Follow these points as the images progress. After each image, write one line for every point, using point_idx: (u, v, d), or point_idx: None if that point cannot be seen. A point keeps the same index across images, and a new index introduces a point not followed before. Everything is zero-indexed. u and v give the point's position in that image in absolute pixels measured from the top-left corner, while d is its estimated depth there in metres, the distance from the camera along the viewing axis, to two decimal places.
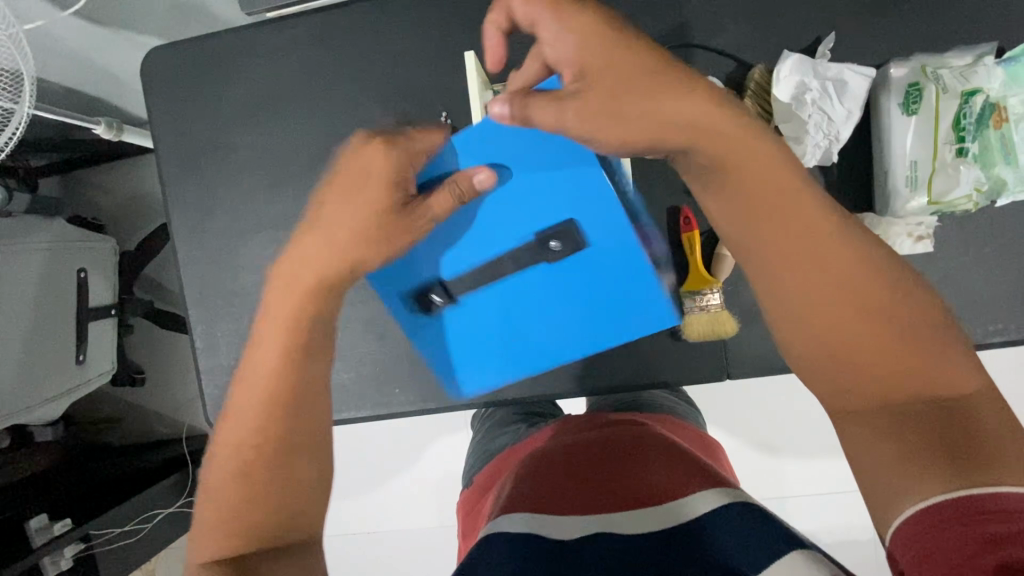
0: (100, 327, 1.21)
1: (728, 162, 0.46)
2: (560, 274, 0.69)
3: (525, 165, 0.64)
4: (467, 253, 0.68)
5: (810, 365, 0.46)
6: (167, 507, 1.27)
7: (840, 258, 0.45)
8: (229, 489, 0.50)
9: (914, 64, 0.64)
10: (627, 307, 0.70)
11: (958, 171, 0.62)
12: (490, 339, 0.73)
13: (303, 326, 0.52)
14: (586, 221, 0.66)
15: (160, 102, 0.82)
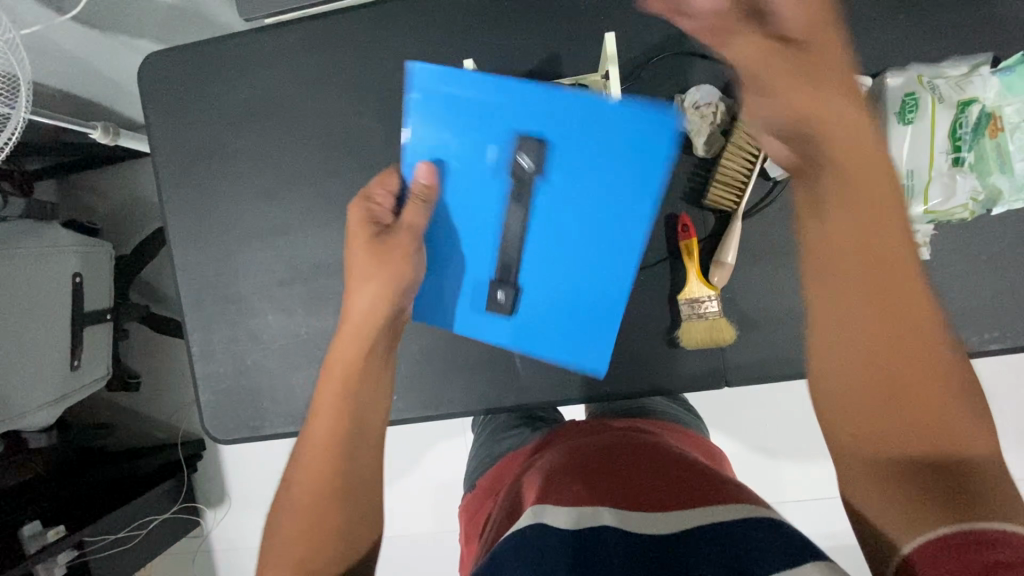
0: (94, 331, 1.20)
1: (825, 139, 0.51)
2: (559, 199, 0.70)
3: (459, 123, 0.69)
4: (484, 231, 0.73)
5: (839, 390, 0.46)
6: (161, 515, 1.28)
7: (900, 292, 0.46)
8: (303, 508, 0.58)
9: (910, 73, 0.64)
10: (632, 182, 0.69)
11: (953, 181, 0.62)
12: (555, 304, 0.74)
13: (363, 360, 0.65)
14: (530, 128, 0.68)
15: (158, 107, 0.82)
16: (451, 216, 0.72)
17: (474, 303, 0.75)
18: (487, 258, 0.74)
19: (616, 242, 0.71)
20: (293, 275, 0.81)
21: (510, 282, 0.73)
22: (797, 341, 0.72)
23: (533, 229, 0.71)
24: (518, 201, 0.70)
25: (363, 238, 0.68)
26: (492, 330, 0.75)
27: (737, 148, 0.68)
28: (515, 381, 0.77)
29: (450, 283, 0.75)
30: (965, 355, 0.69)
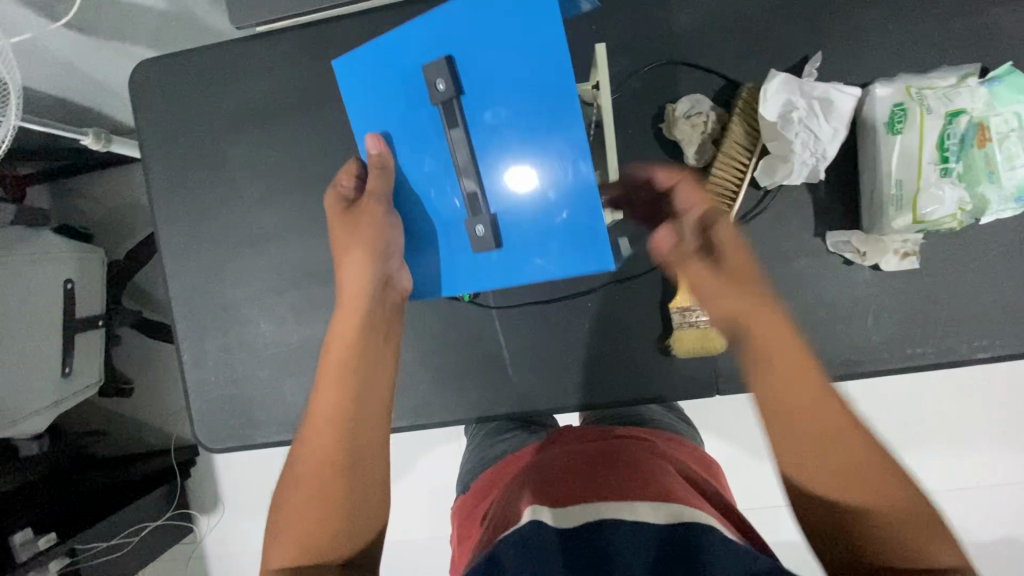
0: (86, 338, 1.20)
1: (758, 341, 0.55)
2: (483, 105, 0.57)
3: (368, 85, 0.62)
4: (438, 171, 0.61)
5: (819, 530, 0.50)
6: (156, 520, 1.27)
7: (853, 442, 0.50)
8: (302, 495, 0.58)
9: (899, 85, 0.65)
10: (545, 67, 0.55)
11: (942, 191, 0.62)
12: (544, 226, 0.58)
13: (359, 348, 0.63)
14: (435, 52, 0.58)
15: (150, 115, 0.82)
16: (407, 178, 0.62)
17: (457, 247, 0.61)
18: (452, 197, 0.60)
19: (559, 129, 0.55)
20: (285, 283, 0.80)
21: (479, 212, 0.58)
22: None
23: (478, 147, 0.58)
24: (453, 122, 0.57)
25: (342, 222, 0.65)
26: (487, 273, 0.60)
27: (728, 157, 0.69)
28: (507, 390, 0.77)
29: (428, 241, 0.62)
30: (955, 362, 0.70)
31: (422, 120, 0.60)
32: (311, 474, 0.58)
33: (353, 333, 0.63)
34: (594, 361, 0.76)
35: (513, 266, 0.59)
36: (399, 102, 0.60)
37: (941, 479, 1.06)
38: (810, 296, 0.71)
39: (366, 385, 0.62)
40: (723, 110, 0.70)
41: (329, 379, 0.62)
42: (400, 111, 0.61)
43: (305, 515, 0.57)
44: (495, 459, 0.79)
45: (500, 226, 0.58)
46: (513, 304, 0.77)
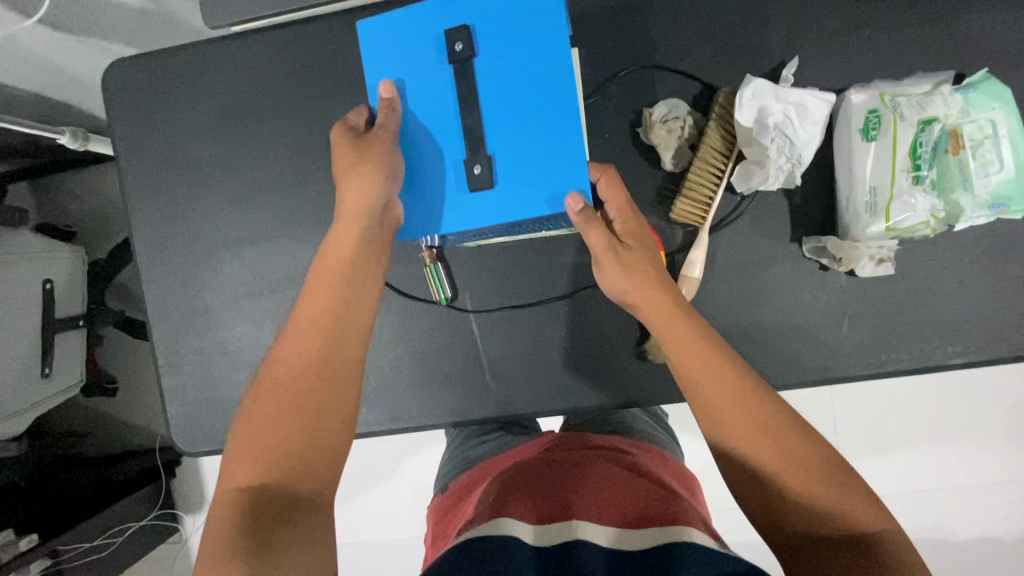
0: (68, 338, 1.19)
1: (664, 322, 0.60)
2: (493, 60, 0.61)
3: (385, 38, 0.64)
4: (442, 115, 0.62)
5: (745, 496, 0.55)
6: (141, 520, 1.26)
7: (759, 410, 0.55)
8: (269, 433, 0.54)
9: (874, 91, 0.65)
10: (550, 28, 0.60)
11: (914, 199, 0.62)
12: (537, 172, 0.60)
13: (342, 313, 0.60)
14: (454, 20, 0.62)
15: (124, 115, 0.81)
16: (411, 123, 0.63)
17: (450, 187, 0.62)
18: (452, 140, 0.62)
19: (559, 84, 0.60)
20: (261, 286, 0.80)
21: (481, 152, 0.60)
22: (765, 354, 0.72)
23: (483, 99, 0.61)
24: (464, 78, 0.61)
25: (349, 147, 0.62)
26: (477, 214, 0.61)
27: (704, 163, 0.68)
28: (485, 394, 0.77)
29: (421, 182, 0.63)
30: (929, 368, 0.70)
31: (433, 69, 0.62)
32: (282, 404, 0.55)
33: (342, 291, 0.60)
34: (572, 365, 0.76)
35: (504, 206, 0.61)
36: (415, 53, 0.63)
37: (885, 483, 1.12)
38: (786, 301, 0.71)
39: (341, 348, 0.59)
40: (700, 116, 0.70)
41: (306, 337, 0.58)
42: (413, 61, 0.63)
43: (265, 442, 0.53)
44: (474, 461, 0.79)
45: (497, 168, 0.60)
46: (491, 308, 0.77)
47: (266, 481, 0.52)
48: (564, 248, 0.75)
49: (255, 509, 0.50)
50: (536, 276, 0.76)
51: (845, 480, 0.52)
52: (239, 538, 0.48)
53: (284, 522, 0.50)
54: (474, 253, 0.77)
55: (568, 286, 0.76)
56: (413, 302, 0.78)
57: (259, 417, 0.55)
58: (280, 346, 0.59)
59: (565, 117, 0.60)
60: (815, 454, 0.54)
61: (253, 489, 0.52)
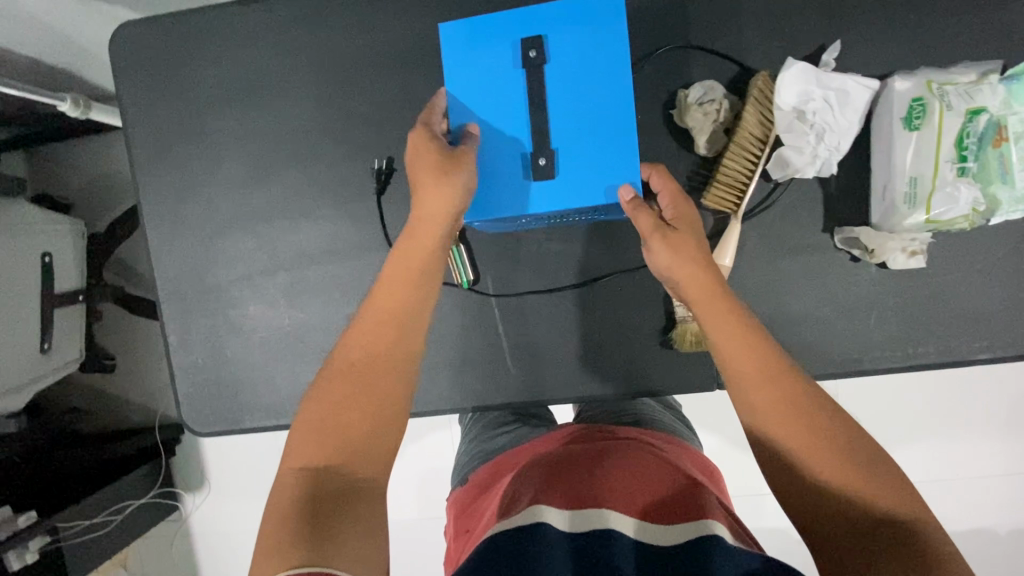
0: (66, 313, 1.15)
1: (708, 304, 0.58)
2: (562, 62, 0.62)
3: (462, 36, 0.63)
4: (509, 110, 0.63)
5: (780, 484, 0.54)
6: (138, 499, 1.25)
7: (802, 397, 0.54)
8: (331, 424, 0.52)
9: (920, 78, 0.62)
10: (615, 35, 0.61)
11: (957, 191, 0.61)
12: (598, 165, 0.62)
13: (407, 312, 0.57)
14: (527, 23, 0.62)
15: (132, 82, 0.77)
16: (477, 116, 0.63)
17: (511, 178, 0.62)
18: (518, 133, 0.62)
19: (620, 87, 0.61)
20: (276, 264, 0.77)
21: (546, 148, 0.61)
22: (791, 345, 0.71)
23: (550, 97, 0.62)
24: (534, 80, 0.62)
25: (428, 155, 0.58)
26: (536, 202, 0.62)
27: (739, 149, 0.66)
28: (506, 379, 0.76)
29: (484, 174, 0.63)
30: (956, 363, 0.69)
31: (506, 65, 0.62)
32: (337, 391, 0.53)
33: (408, 290, 0.58)
34: (595, 352, 0.74)
35: (564, 197, 0.62)
36: (489, 49, 0.63)
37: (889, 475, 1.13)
38: (815, 291, 0.70)
39: (399, 341, 0.56)
40: (734, 98, 0.68)
41: (370, 333, 0.56)
42: (486, 56, 0.63)
43: (320, 432, 0.51)
44: (494, 452, 0.77)
45: (561, 161, 0.62)
46: (514, 293, 0.75)
47: (324, 463, 0.50)
48: (590, 232, 0.74)
49: (311, 493, 0.48)
50: (560, 260, 0.74)
51: (880, 471, 0.51)
52: (298, 523, 0.46)
53: (341, 506, 0.48)
54: (497, 236, 0.75)
55: (592, 271, 0.74)
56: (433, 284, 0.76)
57: (313, 407, 0.52)
58: (342, 342, 0.56)
59: (626, 118, 0.61)
60: (858, 442, 0.52)
61: (313, 469, 0.50)
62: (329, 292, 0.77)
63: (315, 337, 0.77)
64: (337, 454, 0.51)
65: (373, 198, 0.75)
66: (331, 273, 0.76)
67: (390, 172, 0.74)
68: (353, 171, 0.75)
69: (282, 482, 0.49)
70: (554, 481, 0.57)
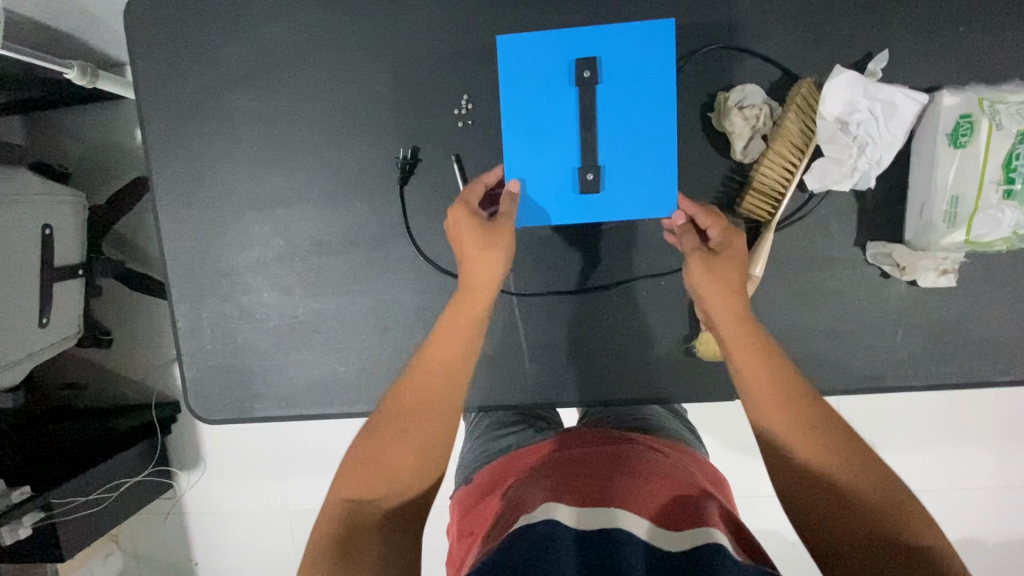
0: (66, 288, 1.13)
1: (733, 320, 0.58)
2: (613, 84, 0.64)
3: (517, 52, 0.64)
4: (560, 126, 0.65)
5: (795, 496, 0.51)
6: (134, 477, 1.23)
7: (811, 407, 0.53)
8: (373, 465, 0.56)
9: (970, 94, 0.60)
10: (663, 59, 0.63)
11: (1000, 213, 0.60)
12: (640, 180, 0.65)
13: (452, 370, 0.60)
14: (582, 43, 0.64)
15: (145, 53, 0.73)
16: (524, 131, 0.65)
17: (560, 190, 0.66)
18: (567, 148, 0.65)
19: (665, 110, 0.64)
20: (291, 251, 0.75)
21: (594, 164, 0.65)
22: (813, 358, 0.70)
23: (600, 114, 0.64)
24: (585, 100, 0.64)
25: (468, 228, 0.61)
26: (581, 214, 0.66)
27: (778, 156, 0.64)
28: (522, 379, 0.74)
29: (533, 184, 0.66)
30: (976, 384, 0.69)
31: (557, 83, 0.64)
32: (382, 430, 0.58)
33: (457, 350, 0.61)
34: (615, 357, 0.73)
35: (608, 209, 0.66)
36: (543, 66, 0.64)
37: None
38: (843, 306, 0.69)
39: (437, 393, 0.59)
40: (777, 105, 0.66)
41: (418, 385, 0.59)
42: (540, 74, 0.64)
43: (363, 470, 0.56)
44: (500, 453, 0.75)
45: (607, 176, 0.65)
46: (534, 293, 0.73)
47: (366, 498, 0.55)
48: (617, 234, 0.72)
49: (351, 527, 0.53)
50: (585, 261, 0.72)
51: (898, 499, 0.48)
52: (331, 551, 0.51)
53: (373, 535, 0.53)
54: (519, 233, 0.73)
55: (616, 275, 0.72)
56: (451, 280, 0.73)
57: (360, 447, 0.57)
58: (396, 387, 0.60)
59: (668, 140, 0.64)
60: (867, 453, 0.51)
61: (355, 503, 0.55)
62: (344, 281, 0.75)
63: (329, 327, 0.75)
64: (371, 487, 0.55)
65: (395, 188, 0.73)
66: (349, 262, 0.74)
67: (415, 162, 0.71)
68: (376, 158, 0.72)
69: (329, 507, 0.55)
70: (565, 482, 0.56)
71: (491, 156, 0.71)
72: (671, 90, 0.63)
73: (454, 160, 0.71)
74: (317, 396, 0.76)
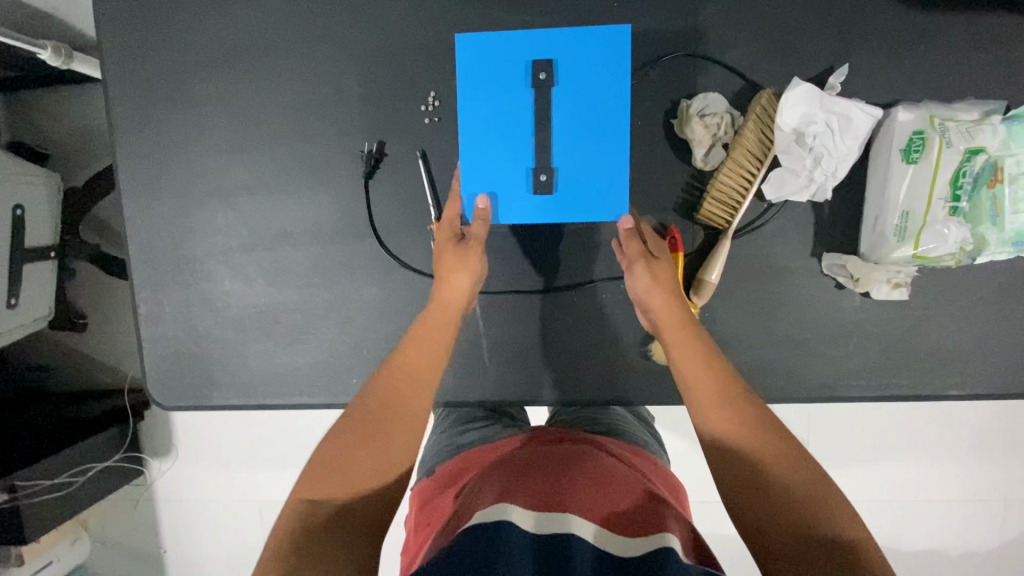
0: (37, 270, 1.12)
1: (676, 328, 0.61)
2: (569, 87, 0.64)
3: (477, 54, 0.65)
4: (516, 127, 0.65)
5: (735, 492, 0.51)
6: (103, 462, 1.22)
7: (745, 406, 0.56)
8: (335, 469, 0.56)
9: (923, 111, 0.62)
10: (619, 66, 0.64)
11: (946, 229, 0.61)
12: (593, 184, 0.66)
13: (418, 376, 0.63)
14: (540, 46, 0.64)
15: (115, 37, 0.73)
16: (482, 132, 0.66)
17: (514, 189, 0.66)
18: (523, 148, 0.66)
19: (619, 115, 0.64)
20: (255, 241, 0.75)
21: (547, 165, 0.65)
22: (767, 366, 0.71)
23: (556, 116, 0.65)
24: (544, 102, 0.64)
25: (444, 246, 0.66)
26: (537, 213, 0.66)
27: (736, 164, 0.66)
28: (482, 377, 0.75)
29: (490, 183, 0.66)
30: (925, 397, 0.70)
31: (515, 85, 0.65)
32: (346, 430, 0.59)
33: (435, 358, 0.65)
34: (574, 357, 0.73)
35: (561, 211, 0.66)
36: (501, 68, 0.65)
37: (865, 498, 1.10)
38: (799, 315, 0.70)
39: (401, 397, 0.62)
40: (734, 115, 0.67)
41: (385, 387, 0.62)
42: (498, 75, 0.65)
43: (324, 471, 0.55)
44: (463, 448, 0.75)
45: (560, 177, 0.65)
46: (496, 291, 0.73)
47: (324, 499, 0.54)
48: (579, 236, 0.72)
49: (308, 526, 0.52)
50: (547, 262, 0.73)
51: (833, 496, 0.47)
52: (286, 552, 0.49)
53: (329, 539, 0.51)
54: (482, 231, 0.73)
55: (576, 276, 0.72)
56: (413, 276, 0.73)
57: (325, 451, 0.57)
58: (363, 390, 0.63)
59: (622, 144, 0.65)
60: (800, 451, 0.52)
61: (312, 503, 0.53)
62: (307, 272, 0.75)
63: (291, 317, 0.76)
64: (335, 490, 0.55)
65: (360, 182, 0.73)
66: (312, 254, 0.74)
67: (380, 157, 0.72)
68: (342, 151, 0.73)
69: (288, 508, 0.53)
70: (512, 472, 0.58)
71: (456, 154, 0.71)
72: (625, 96, 0.64)
73: (419, 156, 0.71)
74: (278, 386, 0.77)
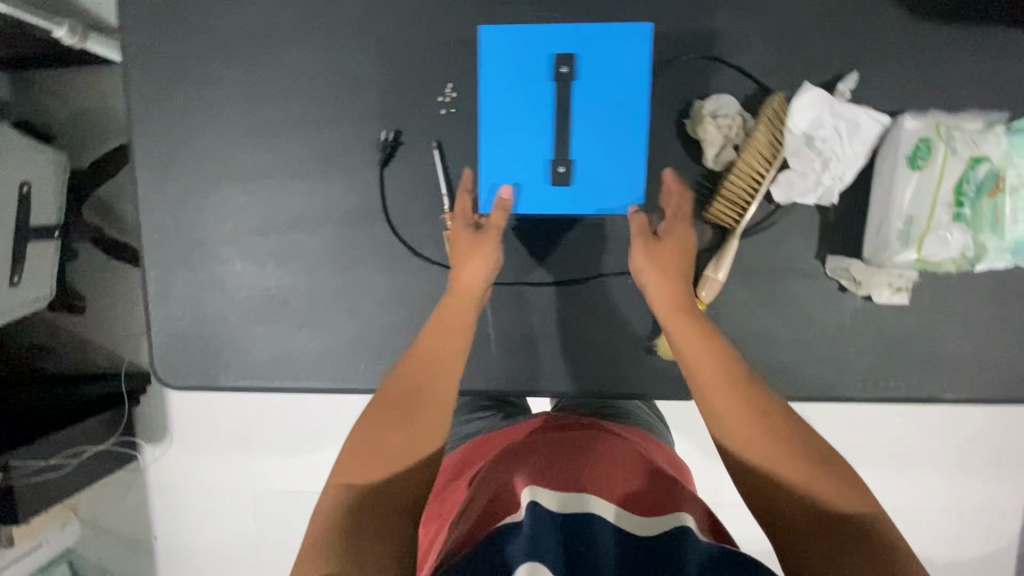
0: (40, 249, 1.12)
1: (679, 315, 0.60)
2: (590, 81, 0.66)
3: (499, 45, 0.66)
4: (536, 120, 0.66)
5: (755, 486, 0.53)
6: (95, 446, 1.21)
7: (749, 390, 0.56)
8: (364, 455, 0.57)
9: (929, 119, 0.64)
10: (639, 62, 0.65)
11: (948, 234, 0.64)
12: (610, 177, 0.67)
13: (437, 359, 0.63)
14: (562, 40, 0.65)
15: (135, 17, 0.73)
16: (501, 123, 0.67)
17: (532, 180, 0.67)
18: (542, 140, 0.67)
19: (637, 111, 0.66)
20: (267, 224, 0.76)
21: (566, 157, 0.66)
22: (769, 364, 0.72)
23: (576, 110, 0.66)
24: (563, 97, 0.66)
25: (464, 234, 0.67)
26: (554, 204, 0.68)
27: (747, 165, 0.67)
28: (488, 366, 0.76)
29: (509, 173, 0.68)
30: (921, 399, 0.72)
31: (537, 77, 0.66)
32: (372, 417, 0.59)
33: (455, 342, 0.64)
34: (580, 350, 0.74)
35: (579, 202, 0.68)
36: (523, 60, 0.66)
37: None
38: (801, 316, 0.72)
39: (419, 380, 0.62)
40: (748, 116, 0.68)
41: (409, 375, 0.62)
42: (520, 68, 0.66)
43: (356, 460, 0.56)
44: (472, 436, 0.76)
45: (578, 169, 0.67)
46: (505, 282, 0.74)
47: (358, 485, 0.55)
48: (589, 231, 0.73)
49: (345, 513, 0.53)
50: (556, 255, 0.74)
51: (844, 479, 0.51)
52: (325, 539, 0.51)
53: (357, 522, 0.52)
54: None
55: (585, 270, 0.74)
56: (423, 264, 0.74)
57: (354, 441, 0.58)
58: (388, 377, 0.63)
59: (640, 139, 0.66)
60: (807, 436, 0.54)
61: (346, 489, 0.55)
62: (319, 257, 0.75)
63: (301, 301, 0.76)
64: (372, 477, 0.56)
65: (374, 170, 0.74)
66: (324, 239, 0.75)
67: (396, 146, 0.73)
68: (358, 139, 0.73)
69: (325, 497, 0.55)
70: (520, 457, 0.58)
71: (470, 146, 0.72)
72: (645, 93, 0.65)
73: (435, 146, 0.72)
74: (284, 368, 0.77)
